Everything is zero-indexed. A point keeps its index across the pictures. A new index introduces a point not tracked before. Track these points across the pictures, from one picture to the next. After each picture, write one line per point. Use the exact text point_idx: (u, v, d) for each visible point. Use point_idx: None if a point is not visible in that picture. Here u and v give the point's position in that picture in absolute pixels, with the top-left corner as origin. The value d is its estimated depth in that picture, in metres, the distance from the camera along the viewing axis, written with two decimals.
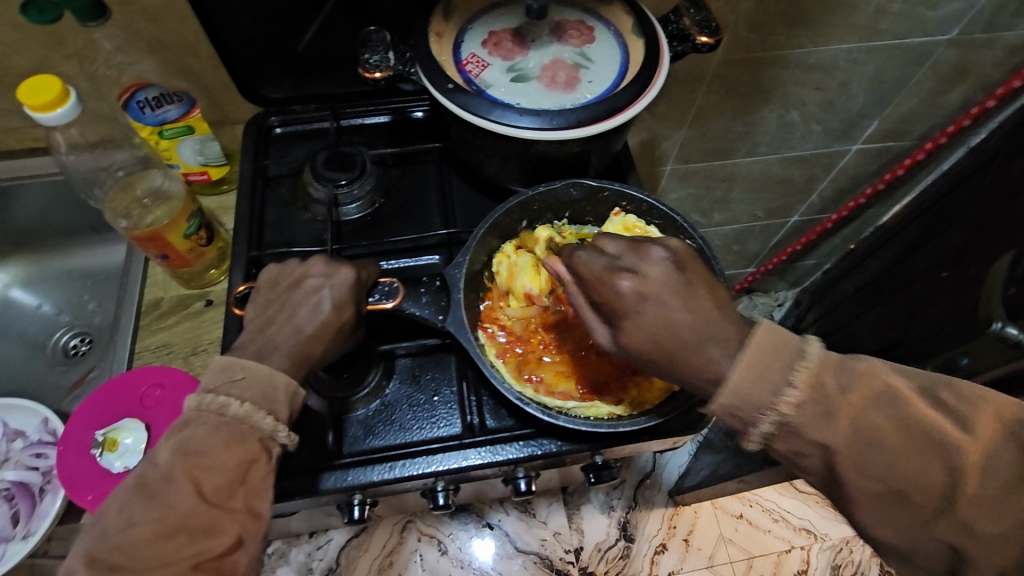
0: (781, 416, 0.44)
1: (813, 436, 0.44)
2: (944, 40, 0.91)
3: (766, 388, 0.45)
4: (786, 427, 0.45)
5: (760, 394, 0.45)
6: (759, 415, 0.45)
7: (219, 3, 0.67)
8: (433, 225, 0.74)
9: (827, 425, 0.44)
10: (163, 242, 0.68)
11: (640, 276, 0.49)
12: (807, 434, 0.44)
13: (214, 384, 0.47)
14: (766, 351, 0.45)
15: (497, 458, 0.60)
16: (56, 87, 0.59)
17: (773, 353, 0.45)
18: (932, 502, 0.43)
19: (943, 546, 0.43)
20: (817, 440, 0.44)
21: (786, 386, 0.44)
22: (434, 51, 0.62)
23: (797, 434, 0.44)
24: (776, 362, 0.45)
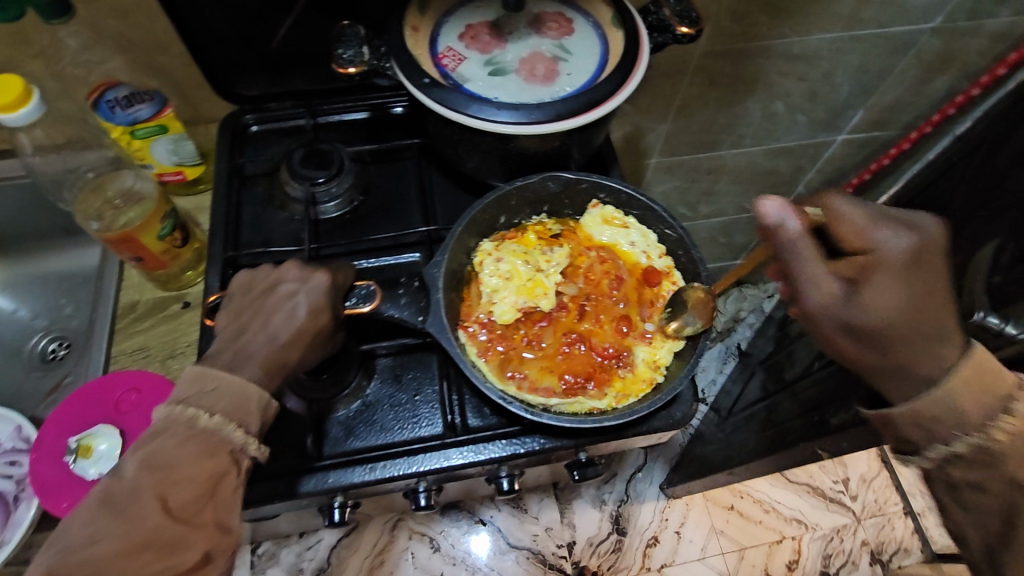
0: (986, 440, 0.46)
1: (1008, 470, 0.45)
2: (927, 29, 0.91)
3: (978, 408, 0.46)
4: (981, 454, 0.46)
5: (970, 412, 0.46)
6: (957, 433, 0.47)
7: (192, 5, 0.66)
8: (413, 222, 0.73)
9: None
10: (135, 244, 0.67)
11: (890, 249, 0.49)
12: (1002, 467, 0.45)
13: (183, 395, 0.46)
14: (983, 377, 0.46)
15: (479, 458, 0.60)
16: (18, 86, 0.57)
17: (985, 382, 0.46)
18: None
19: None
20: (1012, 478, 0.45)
21: (1001, 412, 0.46)
22: (410, 44, 0.61)
23: (990, 465, 0.46)
24: (987, 386, 0.46)
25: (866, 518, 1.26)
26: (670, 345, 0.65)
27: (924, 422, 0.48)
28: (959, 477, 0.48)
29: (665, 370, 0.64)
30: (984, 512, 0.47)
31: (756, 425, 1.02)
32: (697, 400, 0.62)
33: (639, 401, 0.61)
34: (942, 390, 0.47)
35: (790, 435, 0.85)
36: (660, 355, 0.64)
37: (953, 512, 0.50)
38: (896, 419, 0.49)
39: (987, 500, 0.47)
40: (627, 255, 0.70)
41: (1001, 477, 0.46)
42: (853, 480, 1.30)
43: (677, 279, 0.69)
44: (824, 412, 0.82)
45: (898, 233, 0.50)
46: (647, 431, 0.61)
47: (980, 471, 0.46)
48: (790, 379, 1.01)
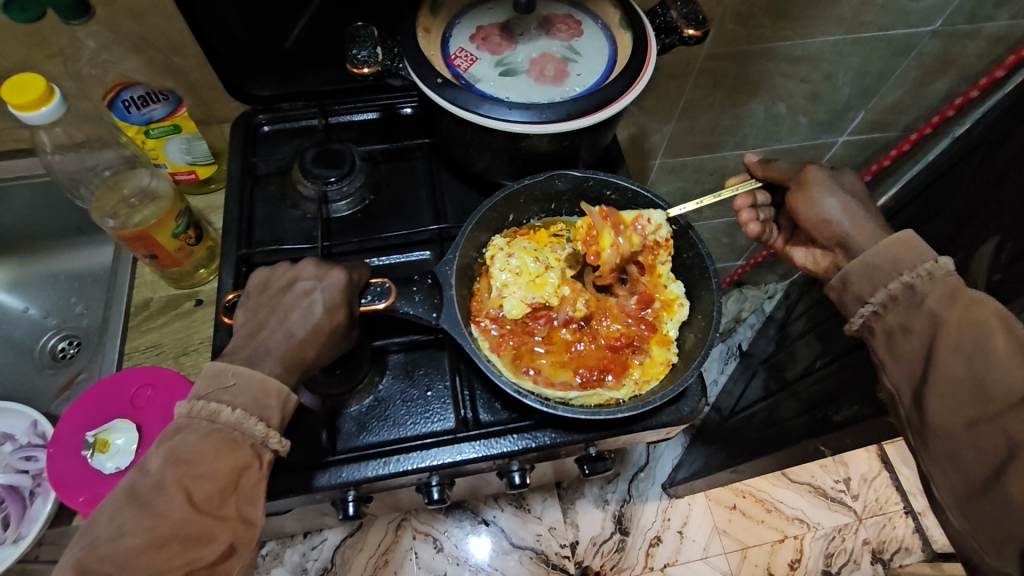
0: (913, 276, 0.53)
1: (927, 304, 0.52)
2: (928, 32, 0.92)
3: (906, 258, 0.54)
4: (910, 293, 0.53)
5: (900, 259, 0.55)
6: (891, 275, 0.55)
7: (208, 7, 0.67)
8: (423, 220, 0.74)
9: (943, 300, 0.51)
10: (151, 242, 0.68)
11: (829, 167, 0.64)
12: (924, 303, 0.52)
13: (204, 391, 0.47)
14: (905, 243, 0.55)
15: (491, 452, 0.61)
16: (40, 85, 0.58)
17: (909, 248, 0.55)
18: (1008, 398, 0.46)
19: (1005, 443, 0.45)
20: (930, 308, 0.51)
21: (924, 262, 0.53)
22: (423, 45, 0.62)
23: (916, 303, 0.53)
24: (911, 253, 0.55)
25: (867, 517, 1.27)
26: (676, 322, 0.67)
27: (871, 271, 0.56)
28: (892, 321, 0.54)
29: (677, 350, 0.66)
30: (910, 357, 0.53)
31: (758, 423, 1.03)
32: (706, 394, 0.63)
33: (659, 386, 0.63)
34: (880, 246, 0.56)
35: (794, 432, 0.86)
36: (667, 330, 0.67)
37: (888, 366, 0.55)
38: (851, 275, 0.57)
39: (912, 342, 0.53)
40: (624, 218, 0.67)
41: (924, 312, 0.52)
42: (854, 480, 1.31)
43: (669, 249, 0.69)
44: (826, 409, 0.83)
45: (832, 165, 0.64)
46: (657, 424, 0.62)
47: (906, 311, 0.53)
48: (792, 378, 1.02)
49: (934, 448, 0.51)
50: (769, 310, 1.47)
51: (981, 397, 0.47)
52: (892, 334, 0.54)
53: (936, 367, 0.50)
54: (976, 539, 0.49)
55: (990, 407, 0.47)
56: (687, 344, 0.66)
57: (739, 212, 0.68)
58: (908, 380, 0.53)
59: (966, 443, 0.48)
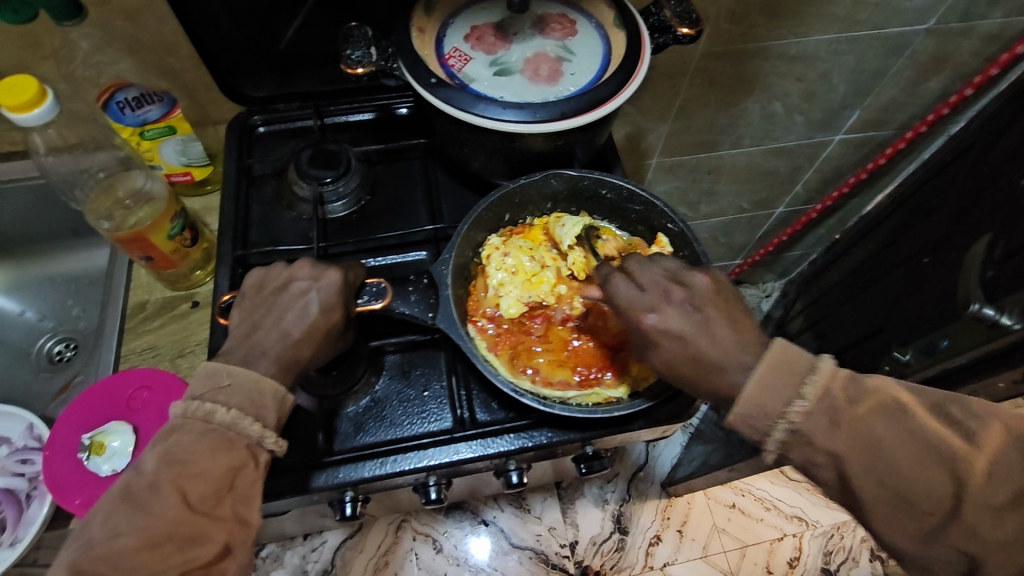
0: (792, 421, 0.45)
1: (821, 444, 0.45)
2: (922, 30, 0.92)
3: (777, 398, 0.46)
4: (800, 438, 0.46)
5: (771, 402, 0.46)
6: (770, 424, 0.46)
7: (202, 8, 0.67)
8: (419, 220, 0.74)
9: (832, 433, 0.45)
10: (146, 243, 0.68)
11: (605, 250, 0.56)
12: (816, 443, 0.45)
13: (199, 392, 0.47)
14: (776, 364, 0.47)
15: (488, 451, 0.61)
16: (32, 86, 0.58)
17: (786, 370, 0.47)
18: (940, 510, 0.43)
19: (960, 556, 0.43)
20: (826, 448, 0.45)
21: (797, 396, 0.46)
22: (417, 45, 0.62)
23: (807, 444, 0.46)
24: (790, 376, 0.46)
25: None
26: None
27: (753, 419, 0.47)
28: (794, 459, 0.47)
29: None
30: (826, 485, 0.47)
31: None
32: (703, 391, 0.63)
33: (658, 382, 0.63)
34: (751, 389, 0.46)
35: None
36: None
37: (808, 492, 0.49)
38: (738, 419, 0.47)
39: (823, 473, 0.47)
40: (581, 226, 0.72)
41: (821, 452, 0.45)
42: None
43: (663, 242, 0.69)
44: None
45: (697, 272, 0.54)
46: (655, 423, 0.62)
47: (805, 452, 0.46)
48: None
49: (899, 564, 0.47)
50: (767, 308, 1.48)
51: (910, 509, 0.44)
52: (802, 467, 0.48)
53: (858, 493, 0.45)
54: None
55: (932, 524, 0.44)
56: None
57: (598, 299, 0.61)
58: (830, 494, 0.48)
59: (921, 552, 0.44)
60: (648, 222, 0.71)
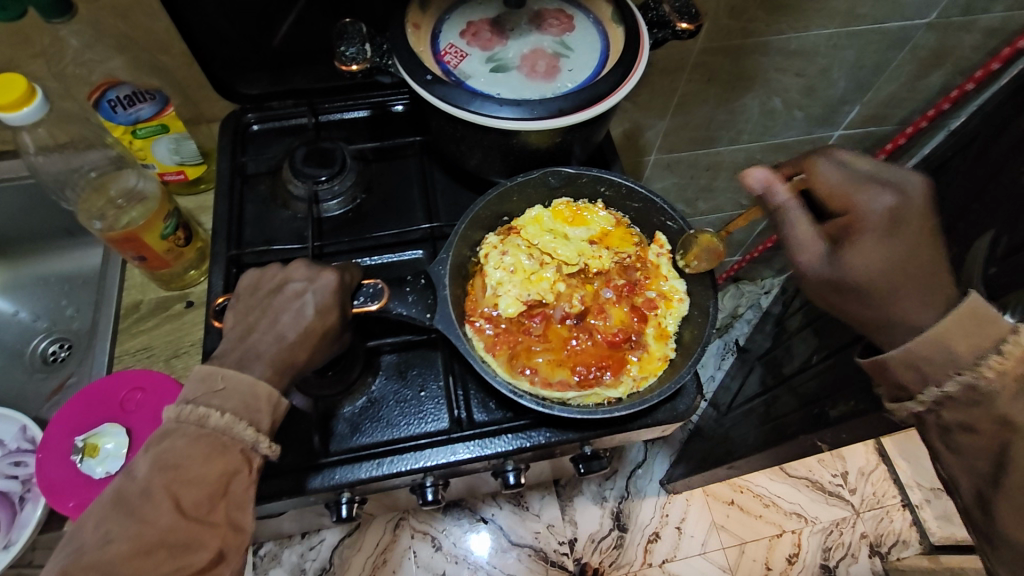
0: (977, 376, 0.48)
1: (998, 407, 0.47)
2: (923, 25, 0.91)
3: (965, 349, 0.49)
4: (971, 393, 0.49)
5: (955, 351, 0.49)
6: (952, 371, 0.49)
7: (194, 6, 0.66)
8: (415, 219, 0.73)
9: (1018, 403, 0.47)
10: (139, 243, 0.67)
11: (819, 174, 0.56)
12: (993, 404, 0.48)
13: (193, 395, 0.46)
14: (968, 321, 0.49)
15: (485, 452, 0.60)
16: (21, 84, 0.57)
17: (976, 328, 0.49)
18: None
19: None
20: (1001, 413, 0.47)
21: (991, 352, 0.48)
22: (412, 42, 0.61)
23: (977, 403, 0.48)
24: (973, 336, 0.49)
25: (865, 511, 1.27)
26: (676, 318, 0.67)
27: (915, 365, 0.51)
28: (949, 418, 0.50)
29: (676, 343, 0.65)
30: (975, 454, 0.50)
31: (756, 418, 1.03)
32: (701, 392, 0.62)
33: (658, 381, 0.63)
34: (936, 332, 0.49)
35: (790, 428, 0.85)
36: (667, 325, 0.67)
37: (944, 458, 0.53)
38: (892, 364, 0.52)
39: (974, 441, 0.50)
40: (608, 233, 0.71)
41: (994, 415, 0.48)
42: (852, 473, 1.31)
43: (662, 241, 0.70)
44: (823, 405, 0.82)
45: (883, 194, 0.54)
46: (653, 423, 0.61)
47: (967, 411, 0.49)
48: (789, 372, 1.01)
49: (1001, 550, 0.49)
50: (766, 305, 1.47)
51: None
52: (953, 429, 0.51)
53: (1011, 476, 0.47)
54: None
55: None
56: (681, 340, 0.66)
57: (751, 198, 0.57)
58: (969, 472, 0.51)
59: None
60: (646, 219, 0.70)
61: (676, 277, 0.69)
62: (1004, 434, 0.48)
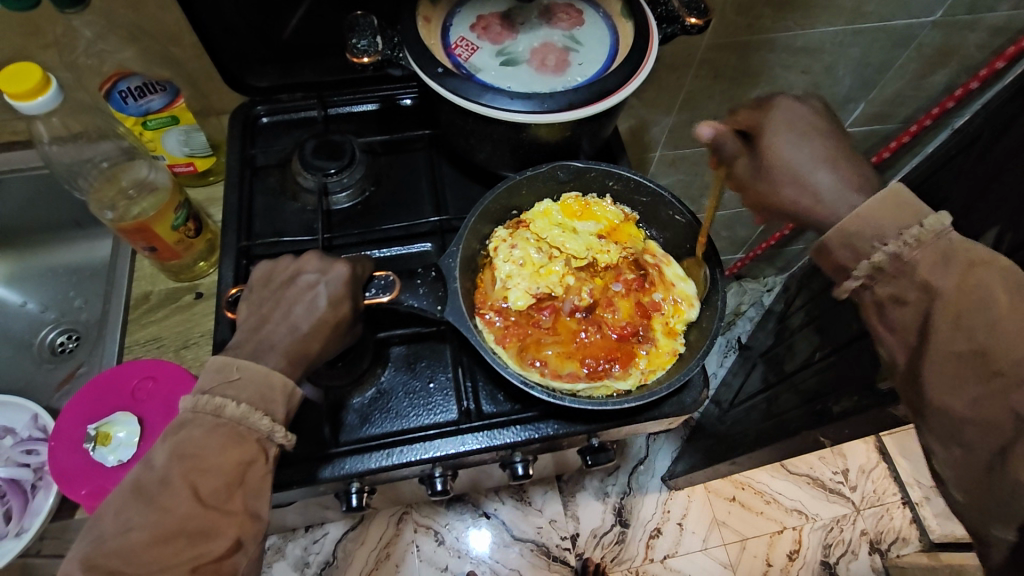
0: (897, 246, 0.49)
1: (922, 276, 0.48)
2: (928, 22, 0.92)
3: (891, 224, 0.50)
4: (898, 262, 0.49)
5: (885, 227, 0.50)
6: (875, 244, 0.50)
7: (209, 4, 0.67)
8: (424, 212, 0.73)
9: (938, 270, 0.48)
10: (150, 234, 0.67)
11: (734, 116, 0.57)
12: (916, 271, 0.48)
13: (208, 385, 0.47)
14: (892, 203, 0.50)
15: (494, 443, 0.61)
16: (36, 74, 0.57)
17: (896, 209, 0.50)
18: (1013, 372, 0.44)
19: (1013, 418, 0.44)
20: (923, 279, 0.48)
21: (913, 225, 0.49)
22: (423, 35, 0.62)
23: (906, 272, 0.49)
24: (897, 211, 0.50)
25: (865, 508, 1.28)
26: (685, 317, 0.66)
27: (851, 240, 0.51)
28: (880, 293, 0.51)
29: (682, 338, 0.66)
30: (905, 327, 0.50)
31: (758, 414, 1.03)
32: (707, 385, 0.63)
33: (666, 375, 0.63)
34: (861, 212, 0.50)
35: (793, 423, 0.86)
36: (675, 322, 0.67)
37: (881, 337, 0.52)
38: (829, 243, 0.52)
39: (906, 314, 0.50)
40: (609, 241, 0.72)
41: (917, 283, 0.48)
42: (852, 471, 1.32)
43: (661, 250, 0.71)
44: (825, 401, 0.82)
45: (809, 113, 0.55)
46: (661, 415, 0.62)
47: (896, 281, 0.50)
48: (791, 369, 1.01)
49: (934, 423, 0.50)
50: (769, 303, 1.48)
51: (985, 371, 0.46)
52: (884, 305, 0.51)
53: (936, 343, 0.48)
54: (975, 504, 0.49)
55: (994, 383, 0.45)
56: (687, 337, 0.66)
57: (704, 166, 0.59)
58: (903, 348, 0.51)
59: (972, 420, 0.47)
60: (654, 214, 0.71)
61: (685, 274, 0.69)
62: (931, 300, 0.48)
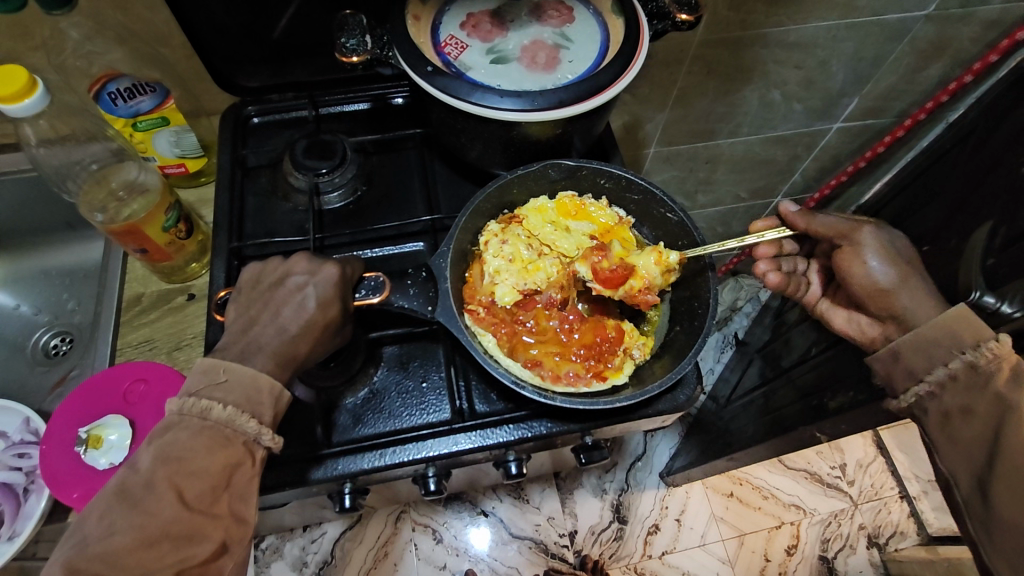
0: (974, 357, 0.54)
1: (993, 390, 0.53)
2: (921, 16, 0.91)
3: (960, 342, 0.56)
4: (972, 373, 0.55)
5: (956, 340, 0.56)
6: (951, 354, 0.56)
7: (197, 3, 0.67)
8: (416, 211, 0.73)
9: (1012, 388, 0.52)
10: (140, 236, 0.67)
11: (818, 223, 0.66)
12: (989, 387, 0.53)
13: (195, 388, 0.46)
14: (961, 321, 0.56)
15: (487, 442, 0.60)
16: (22, 76, 0.57)
17: (963, 324, 0.56)
18: None
19: None
20: (997, 394, 0.53)
21: (989, 340, 0.54)
22: (412, 33, 0.61)
23: (978, 386, 0.54)
24: (970, 329, 0.55)
25: (863, 503, 1.28)
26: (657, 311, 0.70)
27: (930, 347, 0.58)
28: (951, 402, 0.56)
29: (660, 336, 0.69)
30: (972, 439, 0.55)
31: (755, 411, 1.03)
32: (701, 382, 0.63)
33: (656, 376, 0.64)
34: (935, 322, 0.57)
35: (790, 419, 0.86)
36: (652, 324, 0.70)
37: (944, 448, 0.57)
38: (902, 349, 0.59)
39: (972, 425, 0.55)
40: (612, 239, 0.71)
41: (989, 396, 0.53)
42: (850, 466, 1.32)
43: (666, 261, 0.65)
44: (822, 396, 0.82)
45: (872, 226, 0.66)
46: (654, 413, 0.62)
47: (968, 393, 0.55)
48: (787, 365, 1.01)
49: (999, 542, 0.52)
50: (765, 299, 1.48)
51: None
52: (953, 415, 0.56)
53: (1006, 457, 0.51)
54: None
55: None
56: (674, 336, 0.67)
57: (760, 260, 0.74)
58: (966, 461, 0.55)
59: None
60: (645, 211, 0.71)
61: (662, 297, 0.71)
62: (998, 416, 0.53)
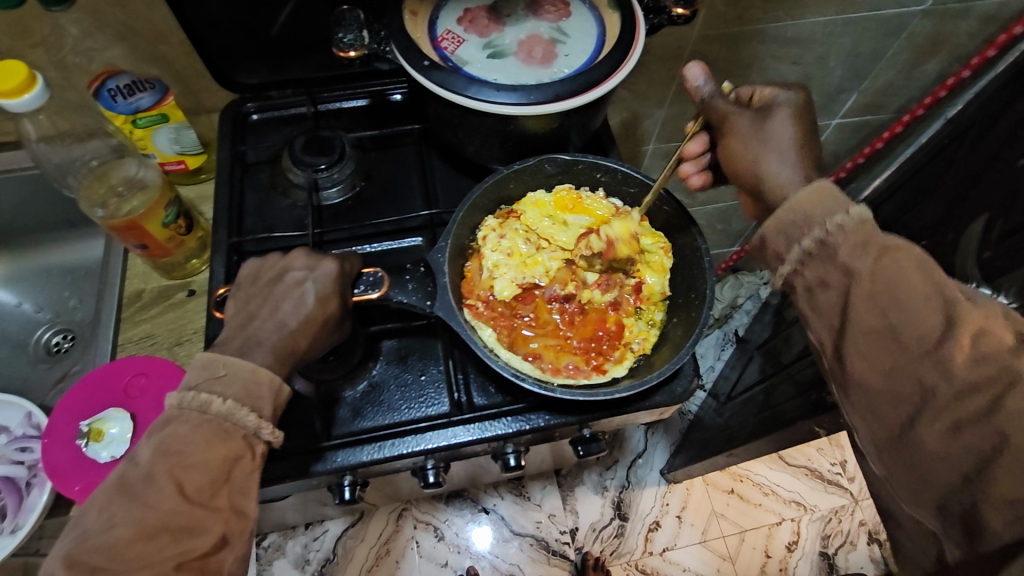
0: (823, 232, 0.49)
1: (842, 259, 0.48)
2: (919, 11, 0.91)
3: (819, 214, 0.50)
4: (825, 248, 0.49)
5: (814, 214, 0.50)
6: (803, 230, 0.50)
7: (196, 2, 0.67)
8: (414, 206, 0.74)
9: (859, 254, 0.47)
10: (141, 231, 0.68)
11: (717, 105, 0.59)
12: (838, 255, 0.48)
13: (194, 381, 0.47)
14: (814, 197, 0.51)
15: (485, 435, 0.61)
16: (21, 71, 0.57)
17: (824, 198, 0.50)
18: (920, 346, 0.44)
19: (919, 393, 0.44)
20: (845, 262, 0.48)
21: (839, 212, 0.49)
22: (409, 27, 0.62)
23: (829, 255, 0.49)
24: (823, 203, 0.50)
25: (864, 499, 1.27)
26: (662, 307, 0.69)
27: (789, 228, 0.51)
28: (809, 277, 0.50)
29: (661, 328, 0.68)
30: (828, 309, 0.49)
31: (754, 407, 1.03)
32: (698, 374, 0.63)
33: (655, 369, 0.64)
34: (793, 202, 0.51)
35: (789, 415, 0.86)
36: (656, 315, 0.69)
37: (808, 320, 0.51)
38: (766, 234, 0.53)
39: (829, 297, 0.49)
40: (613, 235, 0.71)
41: (840, 266, 0.48)
42: (850, 462, 1.32)
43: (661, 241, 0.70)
44: (821, 390, 0.82)
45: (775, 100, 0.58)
46: (650, 405, 0.62)
47: (821, 265, 0.49)
48: (787, 361, 1.01)
49: (856, 402, 0.48)
50: (765, 296, 1.48)
51: (897, 348, 0.45)
52: (811, 289, 0.50)
53: (853, 320, 0.47)
54: (921, 518, 0.49)
55: (907, 357, 0.45)
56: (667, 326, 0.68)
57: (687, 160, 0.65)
58: (828, 333, 0.50)
59: (884, 394, 0.46)
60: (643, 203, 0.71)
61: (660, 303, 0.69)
62: (850, 284, 0.47)
